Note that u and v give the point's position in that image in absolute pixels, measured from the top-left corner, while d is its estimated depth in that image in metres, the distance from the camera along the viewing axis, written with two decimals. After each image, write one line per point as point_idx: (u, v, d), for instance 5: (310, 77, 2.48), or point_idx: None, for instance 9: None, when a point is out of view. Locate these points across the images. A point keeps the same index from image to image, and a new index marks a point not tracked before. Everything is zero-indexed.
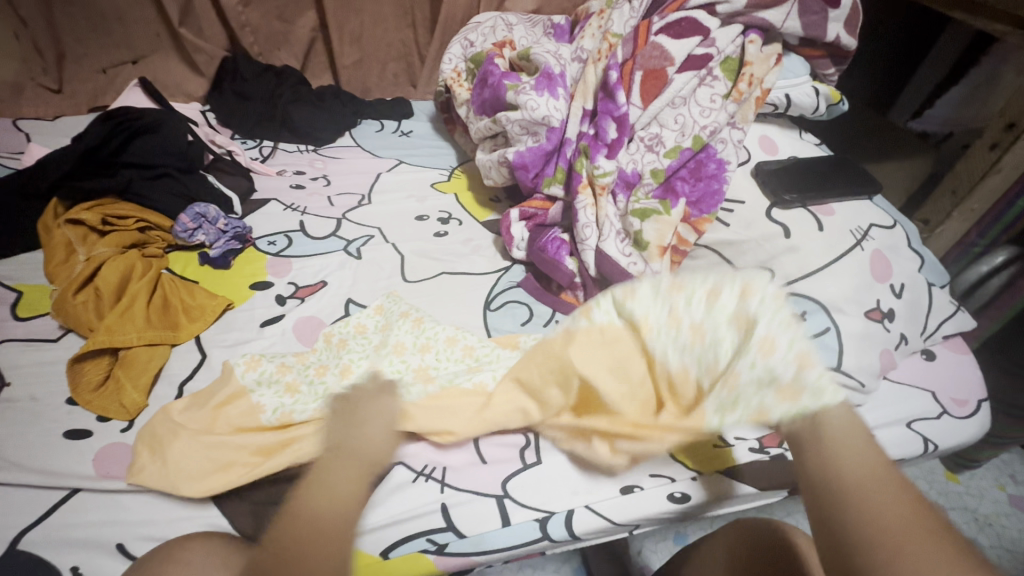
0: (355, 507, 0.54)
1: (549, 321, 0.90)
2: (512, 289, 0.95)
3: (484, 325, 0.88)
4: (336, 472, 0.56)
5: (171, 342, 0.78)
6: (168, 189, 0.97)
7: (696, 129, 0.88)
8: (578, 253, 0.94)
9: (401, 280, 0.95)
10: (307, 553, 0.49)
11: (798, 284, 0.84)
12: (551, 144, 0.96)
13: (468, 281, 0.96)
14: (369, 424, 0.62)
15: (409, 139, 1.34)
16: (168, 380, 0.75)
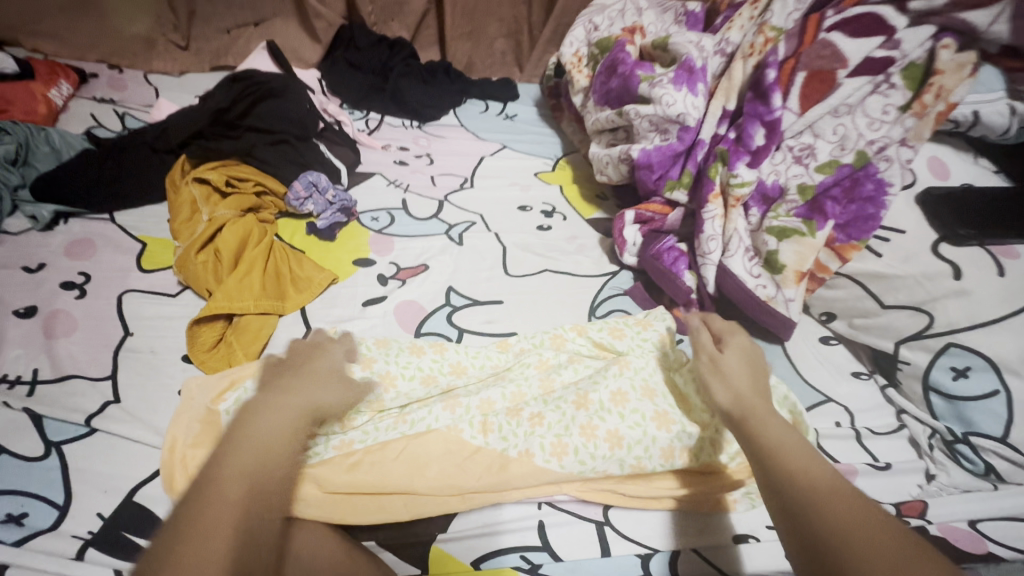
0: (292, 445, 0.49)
1: None
2: (618, 297, 0.88)
3: None
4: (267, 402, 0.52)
5: (279, 313, 0.77)
6: (284, 156, 0.97)
7: (861, 143, 0.77)
8: (698, 268, 0.86)
9: (503, 273, 0.91)
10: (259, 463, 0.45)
11: (962, 335, 0.72)
12: (682, 144, 0.88)
13: (572, 283, 0.90)
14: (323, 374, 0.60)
15: (513, 123, 1.29)
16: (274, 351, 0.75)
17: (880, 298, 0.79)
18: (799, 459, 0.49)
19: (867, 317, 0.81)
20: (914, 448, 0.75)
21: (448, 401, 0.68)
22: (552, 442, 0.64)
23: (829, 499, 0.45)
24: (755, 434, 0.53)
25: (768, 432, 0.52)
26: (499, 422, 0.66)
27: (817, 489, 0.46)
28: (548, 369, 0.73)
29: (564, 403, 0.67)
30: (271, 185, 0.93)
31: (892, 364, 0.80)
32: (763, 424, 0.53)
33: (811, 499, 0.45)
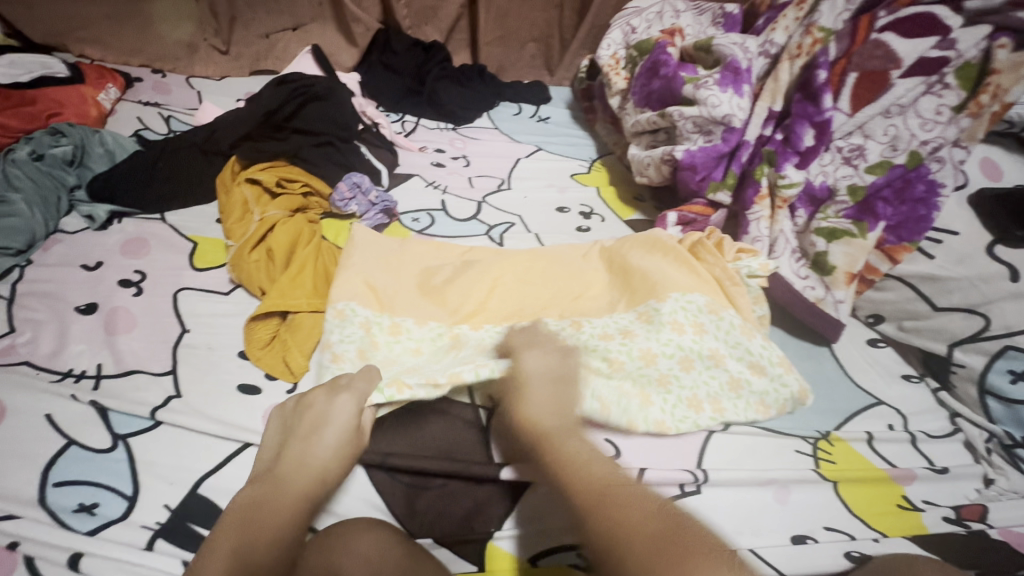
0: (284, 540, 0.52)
1: None
2: None
3: None
4: (273, 497, 0.55)
5: None
6: (329, 157, 0.98)
7: (913, 143, 0.76)
8: None
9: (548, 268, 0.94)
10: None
11: (1019, 338, 0.71)
12: (727, 145, 0.88)
13: None
14: (321, 430, 0.60)
15: (547, 125, 1.30)
16: None
17: (932, 300, 0.79)
18: (622, 497, 0.50)
19: (918, 319, 0.80)
20: (971, 452, 0.74)
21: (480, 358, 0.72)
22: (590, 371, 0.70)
23: (621, 527, 0.48)
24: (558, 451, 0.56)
25: (575, 450, 0.56)
26: (546, 294, 0.82)
27: (619, 517, 0.48)
28: (612, 333, 0.75)
29: (655, 338, 0.74)
30: (318, 186, 0.94)
31: (946, 366, 0.78)
32: (570, 441, 0.57)
33: (606, 527, 0.48)
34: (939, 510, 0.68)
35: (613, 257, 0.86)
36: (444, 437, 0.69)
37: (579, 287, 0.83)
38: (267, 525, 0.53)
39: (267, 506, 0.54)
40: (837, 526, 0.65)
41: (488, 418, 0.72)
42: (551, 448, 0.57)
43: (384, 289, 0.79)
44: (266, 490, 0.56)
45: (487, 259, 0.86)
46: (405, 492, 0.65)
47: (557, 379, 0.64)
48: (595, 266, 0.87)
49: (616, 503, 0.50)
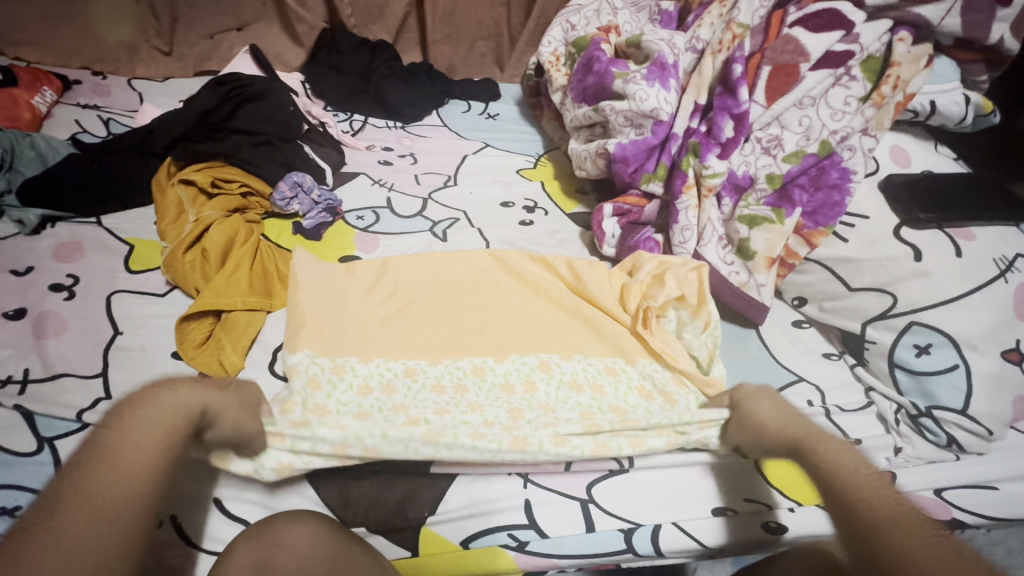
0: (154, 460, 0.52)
1: None
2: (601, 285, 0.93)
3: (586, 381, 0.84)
4: (149, 417, 0.55)
5: (268, 309, 0.79)
6: (269, 156, 0.99)
7: (824, 133, 0.80)
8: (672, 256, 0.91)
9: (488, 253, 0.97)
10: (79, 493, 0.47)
11: (923, 313, 0.76)
12: (656, 137, 0.91)
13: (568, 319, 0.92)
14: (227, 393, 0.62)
15: (495, 121, 1.32)
16: (262, 346, 0.76)
17: (847, 281, 0.83)
18: (888, 512, 0.53)
19: (836, 300, 0.84)
20: (883, 423, 0.78)
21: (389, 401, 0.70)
22: (515, 437, 0.66)
23: (888, 532, 0.51)
24: (821, 456, 0.60)
25: (831, 464, 0.59)
26: (474, 321, 0.82)
27: (892, 520, 0.52)
28: (531, 373, 0.76)
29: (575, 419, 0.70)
30: (256, 185, 0.95)
31: (859, 343, 0.82)
32: (831, 451, 0.61)
33: (873, 523, 0.53)
34: None
35: (561, 300, 0.86)
36: None
37: (505, 319, 0.83)
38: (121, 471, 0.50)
39: (149, 420, 0.54)
40: (757, 498, 0.69)
41: None
42: (808, 458, 0.61)
43: (306, 313, 0.78)
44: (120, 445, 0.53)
45: (427, 294, 0.85)
46: (340, 484, 0.66)
47: (786, 423, 0.65)
48: (531, 300, 0.86)
49: (887, 514, 0.53)
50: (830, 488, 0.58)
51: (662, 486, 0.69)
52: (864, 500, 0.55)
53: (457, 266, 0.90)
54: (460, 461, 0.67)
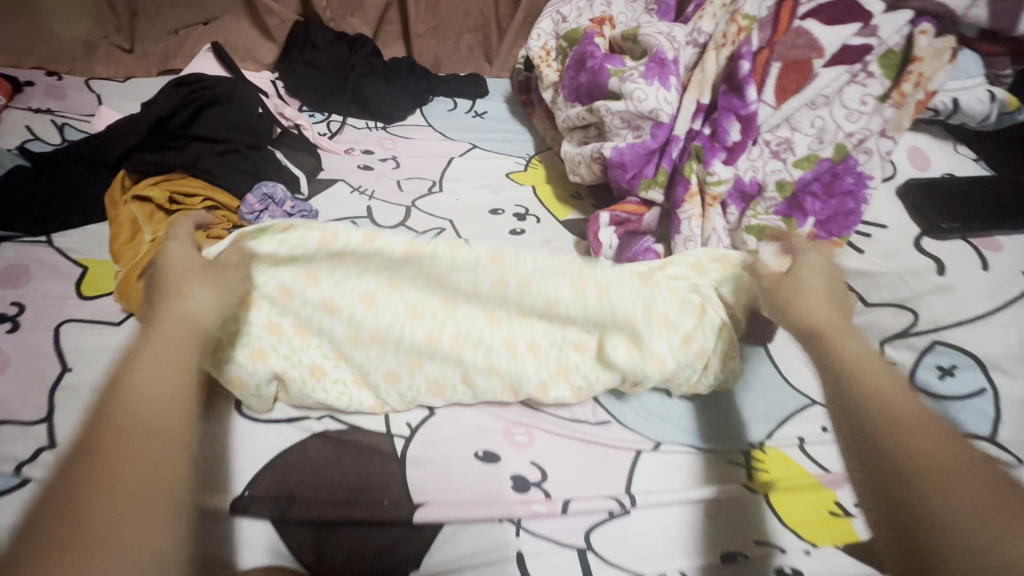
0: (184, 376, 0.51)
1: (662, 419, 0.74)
2: None
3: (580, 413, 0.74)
4: (162, 350, 0.51)
5: None
6: (235, 165, 0.91)
7: (839, 136, 0.74)
8: None
9: None
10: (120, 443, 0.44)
11: (948, 332, 0.71)
12: (656, 141, 0.84)
13: None
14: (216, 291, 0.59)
15: (483, 120, 1.25)
16: None
17: (865, 296, 0.76)
18: (904, 411, 0.49)
19: (851, 317, 0.78)
20: None
21: (383, 372, 0.69)
22: (502, 381, 0.70)
23: (907, 433, 0.47)
24: (836, 351, 0.55)
25: (847, 354, 0.55)
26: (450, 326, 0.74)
27: (897, 421, 0.48)
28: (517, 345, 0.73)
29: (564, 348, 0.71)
30: (217, 197, 0.86)
31: None
32: (844, 341, 0.56)
33: (881, 424, 0.49)
34: None
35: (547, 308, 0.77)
36: (352, 473, 0.64)
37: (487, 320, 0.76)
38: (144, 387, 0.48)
39: (165, 343, 0.52)
40: (768, 540, 0.63)
41: (404, 448, 0.67)
42: (825, 353, 0.56)
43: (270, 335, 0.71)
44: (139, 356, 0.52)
45: (404, 298, 0.77)
46: (314, 537, 0.59)
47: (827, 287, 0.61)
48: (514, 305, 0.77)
49: (899, 418, 0.49)
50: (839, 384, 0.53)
51: (667, 531, 0.63)
52: (880, 408, 0.50)
53: None
54: (446, 509, 0.61)
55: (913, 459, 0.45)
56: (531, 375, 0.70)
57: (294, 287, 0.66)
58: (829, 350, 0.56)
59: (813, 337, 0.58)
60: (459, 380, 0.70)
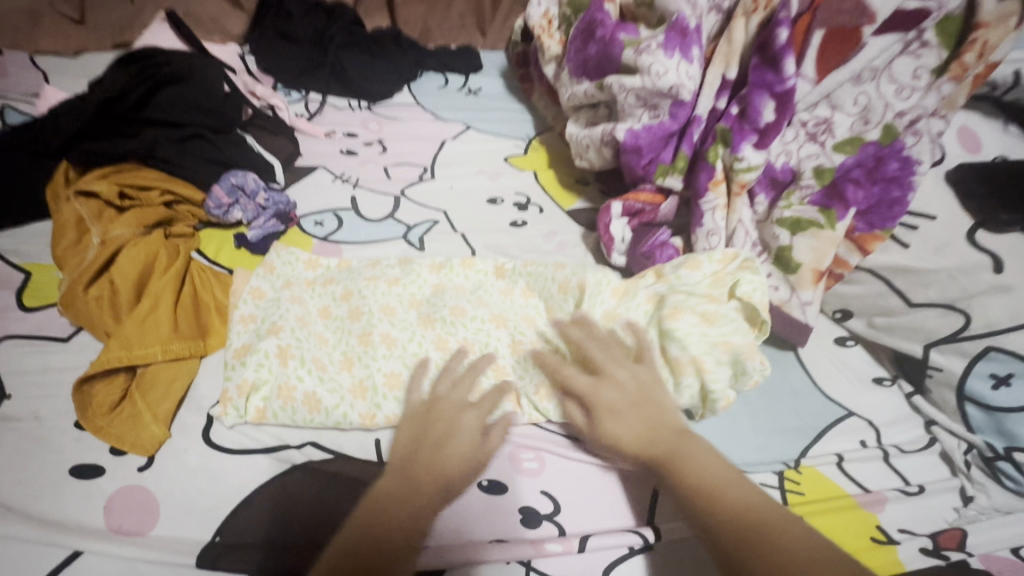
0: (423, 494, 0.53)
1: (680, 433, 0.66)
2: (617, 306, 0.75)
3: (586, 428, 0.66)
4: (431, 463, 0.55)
5: (201, 354, 0.64)
6: (199, 153, 0.81)
7: (889, 115, 0.65)
8: None
9: None
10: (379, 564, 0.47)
11: (1003, 337, 0.62)
12: (676, 122, 0.75)
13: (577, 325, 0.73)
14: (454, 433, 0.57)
15: (478, 98, 1.14)
16: (195, 404, 0.61)
17: (907, 295, 0.69)
18: (741, 506, 0.48)
19: (890, 316, 0.71)
20: (948, 465, 0.66)
21: (386, 380, 0.63)
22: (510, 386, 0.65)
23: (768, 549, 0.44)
24: (683, 470, 0.51)
25: (688, 468, 0.51)
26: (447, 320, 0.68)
27: (750, 529, 0.46)
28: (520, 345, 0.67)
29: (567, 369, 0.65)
30: (178, 188, 0.77)
31: (920, 370, 0.70)
32: (681, 459, 0.52)
33: (749, 543, 0.45)
34: (916, 541, 0.59)
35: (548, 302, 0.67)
36: (335, 512, 0.55)
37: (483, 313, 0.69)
38: (403, 502, 0.51)
39: (433, 468, 0.54)
40: None
41: None
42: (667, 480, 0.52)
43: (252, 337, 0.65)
44: (397, 464, 0.55)
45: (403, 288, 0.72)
46: None
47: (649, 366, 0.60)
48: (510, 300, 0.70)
49: (751, 529, 0.46)
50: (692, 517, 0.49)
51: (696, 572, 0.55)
52: (734, 523, 0.46)
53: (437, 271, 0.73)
54: (446, 553, 0.53)
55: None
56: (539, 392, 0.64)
57: (307, 307, 0.69)
58: (680, 470, 0.51)
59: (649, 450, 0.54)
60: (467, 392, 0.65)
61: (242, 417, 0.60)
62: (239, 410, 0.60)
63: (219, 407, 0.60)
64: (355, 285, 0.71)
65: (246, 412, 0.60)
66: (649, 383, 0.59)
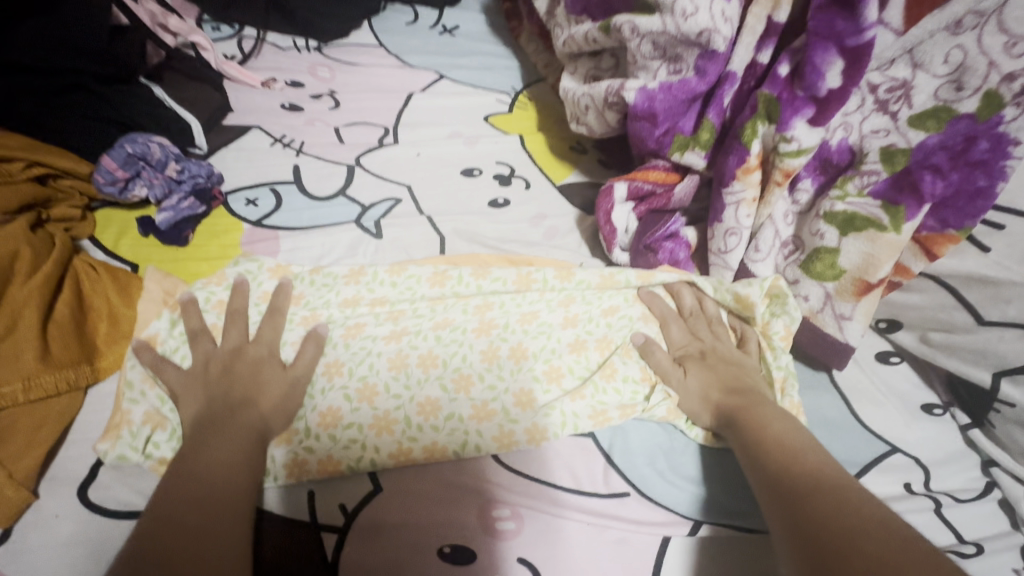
0: (241, 465, 0.45)
1: (684, 474, 0.54)
2: (622, 305, 0.61)
3: (574, 475, 0.53)
4: (228, 434, 0.46)
5: (90, 381, 0.51)
6: (84, 111, 0.64)
7: (995, 78, 0.47)
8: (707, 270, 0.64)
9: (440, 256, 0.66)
10: (171, 534, 0.39)
11: None
12: (703, 82, 0.57)
13: (571, 318, 0.60)
14: (278, 384, 0.52)
15: (454, 39, 0.94)
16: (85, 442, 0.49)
17: (978, 311, 0.55)
18: (788, 451, 0.46)
19: (952, 333, 0.57)
20: (1009, 516, 0.55)
21: (331, 412, 0.53)
22: (476, 407, 0.54)
23: (811, 496, 0.42)
24: (759, 428, 0.49)
25: (771, 424, 0.49)
26: (418, 321, 0.59)
27: (801, 475, 0.44)
28: (498, 355, 0.57)
29: (539, 372, 0.57)
30: (50, 158, 0.60)
31: (986, 403, 0.57)
32: (767, 418, 0.50)
33: (803, 489, 0.42)
34: None
35: (527, 278, 0.62)
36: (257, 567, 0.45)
37: (473, 316, 0.59)
38: (207, 459, 0.44)
39: (226, 440, 0.46)
40: None
41: (336, 552, 0.47)
42: (745, 432, 0.50)
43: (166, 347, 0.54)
44: (200, 422, 0.47)
45: (383, 288, 0.61)
46: None
47: (734, 354, 0.58)
48: (495, 279, 0.62)
49: (802, 467, 0.44)
50: (743, 447, 0.49)
51: None
52: (792, 457, 0.46)
53: (416, 261, 0.64)
54: None
55: (829, 510, 0.40)
56: (509, 399, 0.55)
57: (249, 316, 0.57)
58: (755, 428, 0.50)
59: (743, 430, 0.50)
60: (424, 416, 0.53)
61: (142, 464, 0.48)
62: (137, 448, 0.48)
63: (106, 443, 0.48)
64: (333, 285, 0.60)
65: (149, 457, 0.48)
66: (733, 360, 0.57)
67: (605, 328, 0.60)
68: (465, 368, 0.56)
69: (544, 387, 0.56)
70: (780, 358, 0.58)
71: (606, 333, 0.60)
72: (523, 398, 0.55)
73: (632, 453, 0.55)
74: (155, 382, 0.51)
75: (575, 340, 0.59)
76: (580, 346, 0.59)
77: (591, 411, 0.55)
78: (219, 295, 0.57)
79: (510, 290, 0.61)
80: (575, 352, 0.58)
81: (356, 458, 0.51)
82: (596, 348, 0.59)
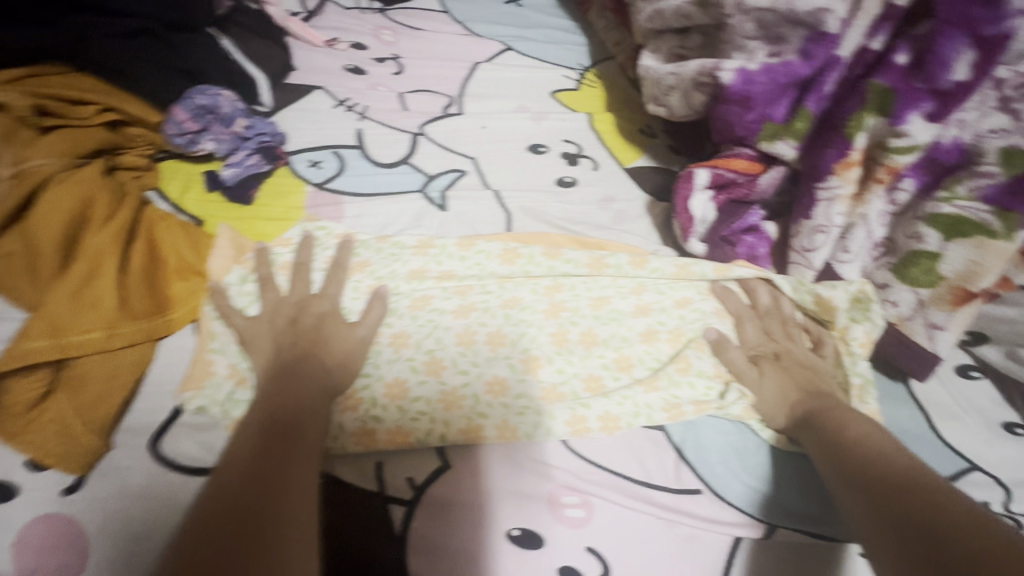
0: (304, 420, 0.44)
1: (756, 476, 0.52)
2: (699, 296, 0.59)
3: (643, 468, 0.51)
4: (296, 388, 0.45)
5: (162, 335, 0.50)
6: (154, 58, 0.62)
7: None
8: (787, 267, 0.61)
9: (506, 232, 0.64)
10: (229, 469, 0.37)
11: None
12: (808, 66, 0.55)
13: (643, 306, 0.58)
14: (342, 341, 0.51)
15: (521, 10, 0.91)
16: (153, 394, 0.48)
17: None
18: (870, 448, 0.43)
19: None
20: None
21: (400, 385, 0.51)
22: (546, 388, 0.53)
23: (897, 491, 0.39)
24: (837, 425, 0.47)
25: (849, 422, 0.47)
26: (486, 297, 0.57)
27: (884, 471, 0.41)
28: (569, 336, 0.56)
29: (609, 360, 0.55)
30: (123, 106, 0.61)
31: None
32: (847, 416, 0.47)
33: (888, 485, 0.39)
34: None
35: (599, 265, 0.60)
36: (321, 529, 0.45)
37: (542, 294, 0.58)
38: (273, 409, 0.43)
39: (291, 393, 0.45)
40: None
41: (403, 525, 0.46)
42: (821, 429, 0.47)
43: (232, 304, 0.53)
44: (268, 373, 0.47)
45: (452, 262, 0.59)
46: None
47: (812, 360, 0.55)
48: (564, 261, 0.60)
49: (884, 463, 0.41)
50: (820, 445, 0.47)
51: None
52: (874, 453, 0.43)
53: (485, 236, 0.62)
54: None
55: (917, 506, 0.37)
56: (579, 383, 0.54)
57: (312, 278, 0.56)
58: (833, 427, 0.47)
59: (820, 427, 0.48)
60: (493, 394, 0.52)
61: (218, 418, 0.47)
62: (217, 401, 0.48)
63: (189, 392, 0.48)
64: (401, 254, 0.59)
65: (227, 414, 0.47)
66: (807, 365, 0.54)
67: (677, 321, 0.58)
68: (535, 348, 0.55)
69: (614, 376, 0.54)
70: (858, 363, 0.55)
71: (678, 326, 0.58)
72: (594, 382, 0.54)
73: (705, 453, 0.53)
74: (227, 334, 0.51)
75: (647, 329, 0.57)
76: (652, 338, 0.57)
77: (665, 404, 0.53)
78: (286, 256, 0.56)
79: (582, 275, 0.59)
80: (646, 344, 0.56)
81: (424, 432, 0.49)
82: (669, 342, 0.56)
